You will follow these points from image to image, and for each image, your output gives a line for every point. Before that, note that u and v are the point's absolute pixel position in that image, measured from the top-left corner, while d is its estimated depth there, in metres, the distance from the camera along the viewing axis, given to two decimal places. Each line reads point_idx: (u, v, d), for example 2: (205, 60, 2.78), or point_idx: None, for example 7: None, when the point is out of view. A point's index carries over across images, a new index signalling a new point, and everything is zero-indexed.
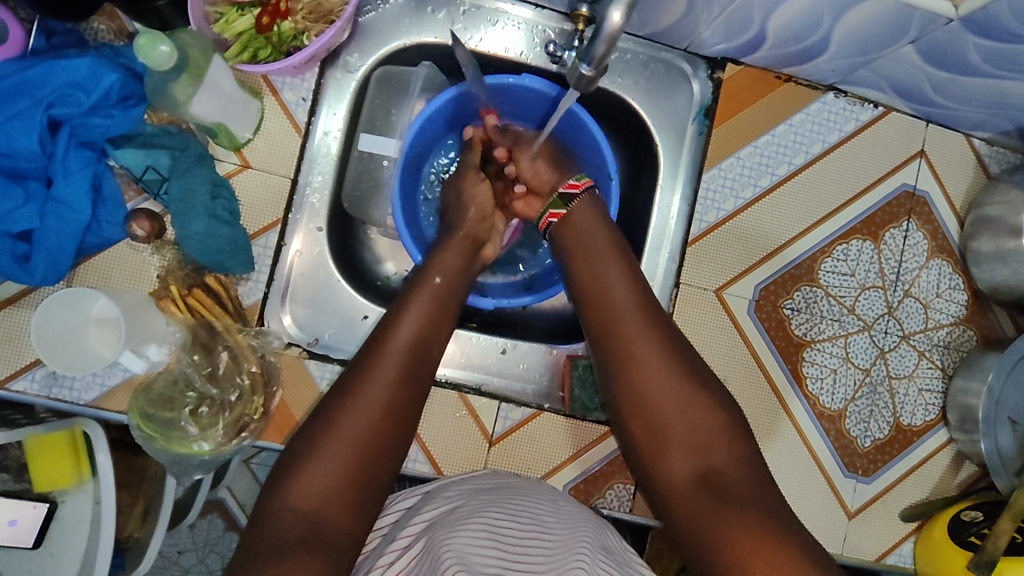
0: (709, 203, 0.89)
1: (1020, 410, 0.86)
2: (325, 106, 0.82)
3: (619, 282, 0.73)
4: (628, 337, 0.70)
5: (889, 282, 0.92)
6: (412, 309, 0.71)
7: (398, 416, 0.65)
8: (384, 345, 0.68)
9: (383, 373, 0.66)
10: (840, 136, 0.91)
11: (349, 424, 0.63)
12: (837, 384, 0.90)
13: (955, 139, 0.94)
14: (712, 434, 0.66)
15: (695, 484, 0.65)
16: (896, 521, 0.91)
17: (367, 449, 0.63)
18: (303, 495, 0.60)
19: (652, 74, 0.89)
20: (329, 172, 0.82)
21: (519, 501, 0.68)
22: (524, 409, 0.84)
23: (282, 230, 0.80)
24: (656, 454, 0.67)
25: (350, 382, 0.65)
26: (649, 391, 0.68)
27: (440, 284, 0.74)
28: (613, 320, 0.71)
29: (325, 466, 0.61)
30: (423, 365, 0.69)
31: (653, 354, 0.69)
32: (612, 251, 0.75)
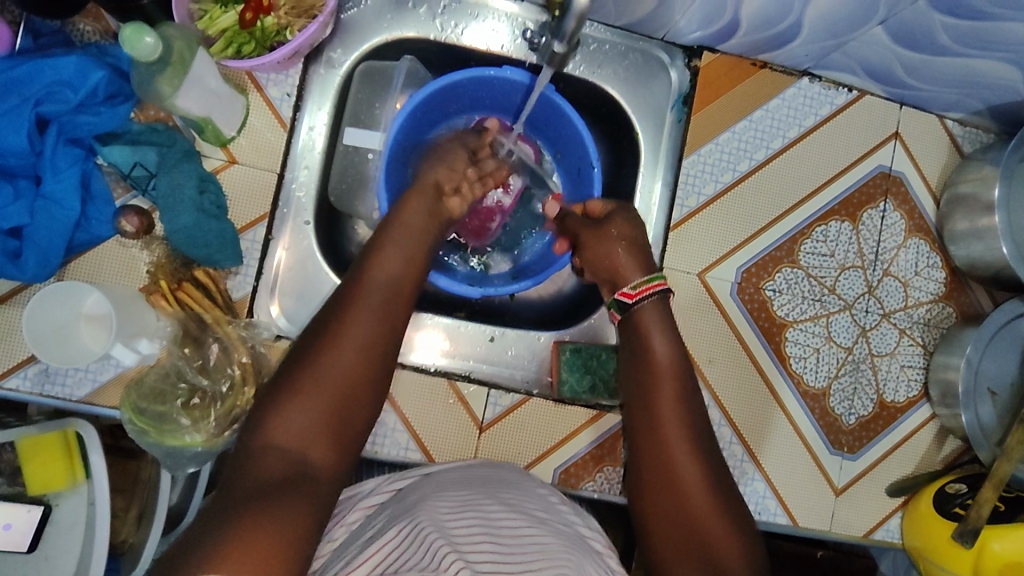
0: (690, 188, 0.90)
1: (999, 381, 0.88)
2: (310, 101, 0.83)
3: (658, 359, 0.77)
4: (661, 413, 0.74)
5: (868, 261, 0.93)
6: (384, 252, 0.73)
7: (378, 353, 0.67)
8: (361, 285, 0.70)
9: (363, 314, 0.68)
10: (815, 120, 0.93)
11: (336, 363, 0.64)
12: (821, 362, 0.92)
13: (929, 121, 0.96)
14: (723, 537, 0.68)
15: (686, 549, 0.68)
16: (883, 498, 0.93)
17: (348, 385, 0.64)
18: (284, 435, 0.61)
19: (629, 62, 0.91)
20: (314, 166, 0.84)
21: (511, 495, 0.69)
22: (513, 395, 0.85)
23: (269, 224, 0.81)
24: (668, 551, 0.69)
25: (332, 322, 0.67)
26: (667, 459, 0.72)
27: (406, 227, 0.75)
28: (649, 394, 0.75)
29: (306, 407, 0.62)
30: (397, 301, 0.71)
31: (675, 427, 0.74)
32: (674, 367, 0.76)
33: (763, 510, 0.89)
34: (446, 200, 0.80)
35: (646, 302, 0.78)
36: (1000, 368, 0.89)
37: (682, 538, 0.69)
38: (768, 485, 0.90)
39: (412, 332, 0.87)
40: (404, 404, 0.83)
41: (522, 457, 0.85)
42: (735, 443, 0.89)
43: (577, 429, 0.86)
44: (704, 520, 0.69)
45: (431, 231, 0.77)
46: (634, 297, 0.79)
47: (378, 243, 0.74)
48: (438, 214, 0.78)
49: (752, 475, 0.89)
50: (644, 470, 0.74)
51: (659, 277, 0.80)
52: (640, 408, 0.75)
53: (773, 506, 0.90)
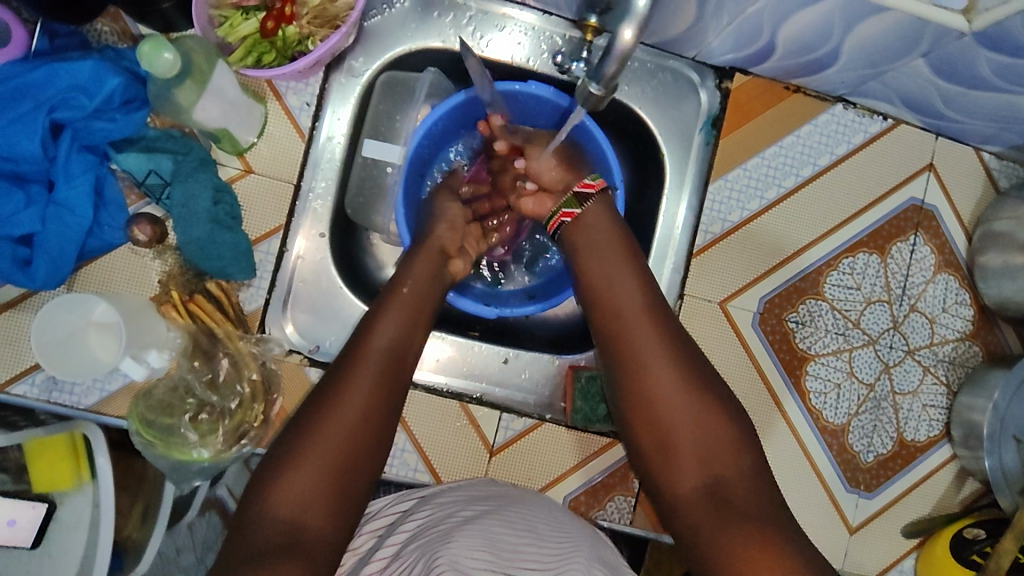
0: (715, 214, 0.88)
1: None
2: (329, 110, 0.81)
3: (636, 316, 0.73)
4: (648, 368, 0.71)
5: (895, 296, 0.91)
6: (386, 314, 0.71)
7: (379, 423, 0.66)
8: (363, 352, 0.68)
9: (362, 381, 0.66)
10: (848, 148, 0.90)
11: (335, 435, 0.63)
12: (841, 398, 0.90)
13: (964, 153, 0.93)
14: (715, 440, 0.68)
15: (702, 491, 0.66)
16: (898, 538, 0.91)
17: (347, 455, 0.63)
18: (282, 505, 0.60)
19: (659, 80, 0.88)
20: (332, 177, 0.82)
21: (513, 512, 0.67)
22: (526, 420, 0.83)
23: (284, 235, 0.79)
24: (665, 466, 0.69)
25: (330, 390, 0.66)
26: (643, 375, 0.70)
27: (409, 290, 0.73)
28: (632, 354, 0.71)
29: (301, 478, 0.61)
30: (400, 367, 0.69)
31: (665, 381, 0.70)
32: (631, 275, 0.75)
33: None
34: (450, 261, 0.79)
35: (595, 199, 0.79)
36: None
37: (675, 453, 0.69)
38: None
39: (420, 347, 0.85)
40: (413, 424, 0.81)
41: (532, 482, 0.83)
42: None
43: (584, 460, 0.84)
44: (706, 441, 0.68)
45: (435, 293, 0.75)
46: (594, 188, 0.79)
47: (381, 305, 0.72)
48: (444, 276, 0.77)
49: None
50: (643, 434, 0.70)
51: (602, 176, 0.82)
52: (622, 370, 0.72)
53: None
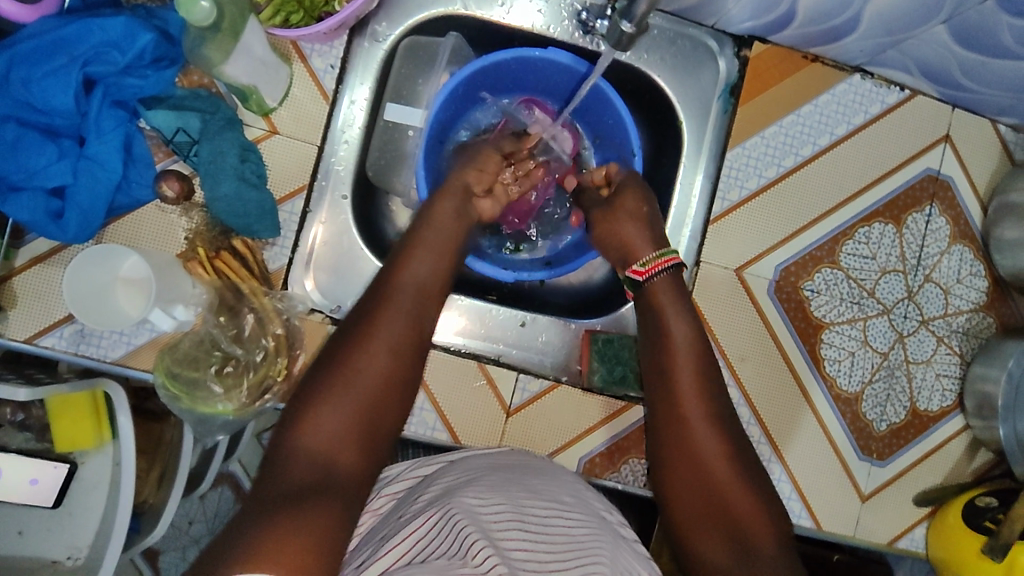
0: (732, 181, 0.88)
1: None
2: (352, 74, 0.82)
3: (687, 377, 0.75)
4: (689, 419, 0.74)
5: (910, 266, 0.92)
6: (414, 255, 0.74)
7: (405, 361, 0.68)
8: (390, 290, 0.72)
9: (390, 319, 0.69)
10: (865, 118, 0.91)
11: (368, 361, 0.67)
12: (854, 367, 0.90)
13: (980, 125, 0.94)
14: (744, 510, 0.69)
15: (726, 554, 0.67)
16: (909, 506, 0.91)
17: (381, 387, 0.66)
18: (314, 436, 0.62)
19: (678, 48, 0.89)
20: (354, 138, 0.83)
21: (537, 482, 0.68)
22: (542, 382, 0.84)
23: (307, 196, 0.80)
24: (695, 526, 0.70)
25: (356, 329, 0.69)
26: (687, 438, 0.73)
27: (436, 230, 0.76)
28: (676, 400, 0.75)
29: (333, 413, 0.63)
30: (425, 307, 0.73)
31: (703, 430, 0.73)
32: (691, 339, 0.77)
33: (788, 512, 0.88)
34: (475, 200, 0.81)
35: (659, 275, 0.79)
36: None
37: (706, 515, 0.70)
38: (794, 487, 0.89)
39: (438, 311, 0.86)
40: (431, 383, 0.83)
41: (546, 444, 0.84)
42: (764, 443, 0.88)
43: (598, 422, 0.85)
44: (735, 509, 0.69)
45: (461, 231, 0.78)
46: (645, 273, 0.79)
47: (408, 247, 0.75)
48: (467, 214, 0.79)
49: (778, 478, 0.88)
50: (674, 479, 0.73)
51: (670, 252, 0.80)
52: (666, 420, 0.75)
53: (797, 508, 0.89)
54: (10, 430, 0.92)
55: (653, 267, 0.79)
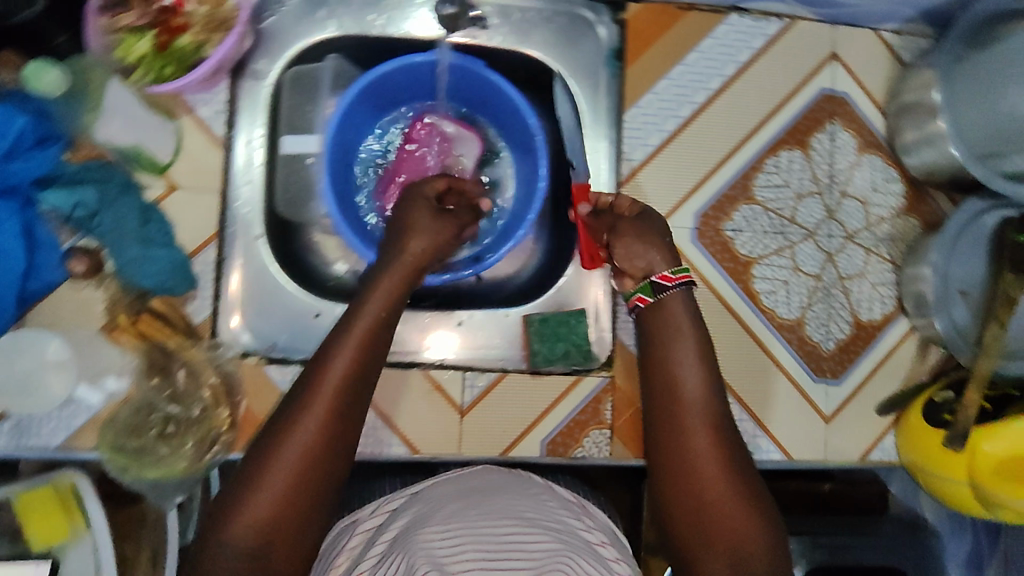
0: (635, 141, 0.90)
1: (969, 281, 0.85)
2: (242, 115, 0.82)
3: (693, 369, 0.69)
4: (689, 427, 0.67)
5: (824, 186, 0.93)
6: (350, 334, 0.63)
7: (340, 451, 0.59)
8: (323, 373, 0.61)
9: (321, 403, 0.59)
10: (751, 54, 0.92)
11: (299, 428, 0.57)
12: (791, 295, 0.92)
13: (866, 36, 0.96)
14: (746, 524, 0.62)
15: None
16: (872, 417, 0.93)
17: (310, 458, 0.57)
18: (240, 534, 0.55)
19: (554, 24, 0.90)
20: (257, 180, 0.83)
21: (499, 499, 0.65)
22: (488, 375, 0.85)
23: (219, 244, 0.81)
24: (687, 536, 0.64)
25: (281, 417, 0.60)
26: (688, 446, 0.65)
27: (386, 310, 0.67)
28: (680, 416, 0.67)
29: (256, 509, 0.55)
30: (360, 396, 0.61)
31: (704, 432, 0.66)
32: (703, 341, 0.71)
33: (756, 449, 0.89)
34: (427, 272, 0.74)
35: (679, 288, 0.74)
36: (966, 273, 0.85)
37: (704, 522, 0.63)
38: (759, 425, 0.90)
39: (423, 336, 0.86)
40: (381, 402, 0.83)
41: (506, 435, 0.84)
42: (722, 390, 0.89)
43: (554, 401, 0.86)
44: (735, 525, 0.62)
45: (406, 299, 0.70)
46: (673, 280, 0.74)
47: (346, 324, 0.64)
48: (417, 275, 0.71)
49: (741, 418, 0.89)
50: (676, 500, 0.65)
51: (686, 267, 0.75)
52: (661, 428, 0.68)
53: (765, 444, 0.90)
54: None
55: (682, 275, 0.74)
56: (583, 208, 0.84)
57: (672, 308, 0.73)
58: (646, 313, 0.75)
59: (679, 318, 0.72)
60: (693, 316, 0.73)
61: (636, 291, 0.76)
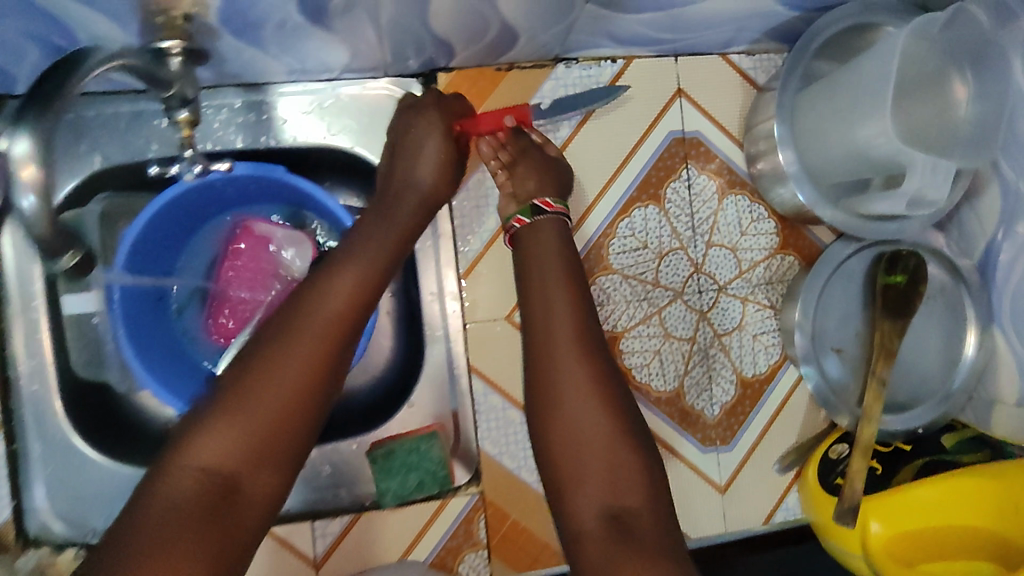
0: (467, 229, 0.81)
1: (840, 337, 0.79)
2: (10, 281, 0.73)
3: (568, 325, 0.66)
4: (563, 370, 0.64)
5: (686, 239, 0.85)
6: (346, 268, 0.63)
7: (329, 370, 0.57)
8: (313, 300, 0.60)
9: (309, 328, 0.58)
10: (584, 108, 0.83)
11: (297, 349, 0.56)
12: (665, 364, 0.84)
13: (714, 64, 0.86)
14: (630, 468, 0.61)
15: (602, 530, 0.58)
16: (773, 478, 0.87)
17: (285, 400, 0.55)
18: (209, 452, 0.52)
19: (358, 110, 0.80)
20: (42, 351, 0.74)
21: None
22: (341, 518, 0.77)
23: (7, 433, 0.72)
24: (568, 493, 0.61)
25: (272, 333, 0.58)
26: (560, 387, 0.64)
27: (381, 245, 0.67)
28: (551, 360, 0.65)
29: (236, 425, 0.53)
30: (354, 330, 0.61)
31: (580, 377, 0.64)
32: (569, 278, 0.69)
33: None
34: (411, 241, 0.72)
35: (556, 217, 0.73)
36: (841, 324, 0.79)
37: (587, 466, 0.61)
38: None
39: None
40: None
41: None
42: None
43: (419, 531, 0.78)
44: (619, 467, 0.61)
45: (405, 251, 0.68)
46: (553, 207, 0.74)
47: (331, 267, 0.63)
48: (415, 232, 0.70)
49: None
50: (558, 442, 0.63)
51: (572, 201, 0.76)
52: (534, 384, 0.66)
53: None
54: None
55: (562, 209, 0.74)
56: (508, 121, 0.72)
57: (544, 249, 0.71)
58: (523, 259, 0.71)
59: (554, 262, 0.70)
60: (567, 261, 0.70)
61: (515, 214, 0.74)
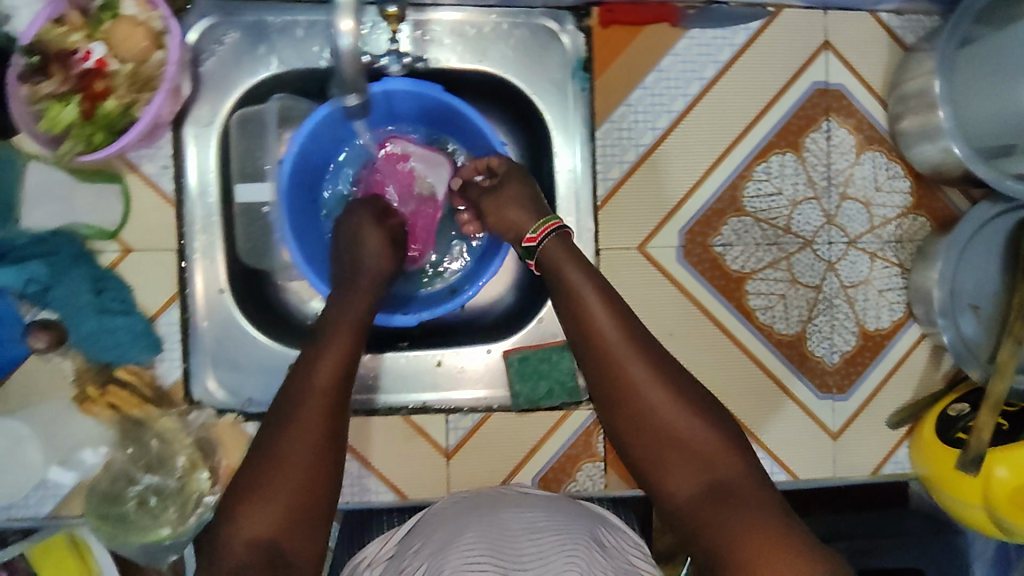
0: (610, 159, 0.83)
1: (979, 294, 0.81)
2: (190, 168, 0.78)
3: (615, 336, 0.66)
4: (632, 385, 0.64)
5: (821, 189, 0.86)
6: (332, 343, 0.65)
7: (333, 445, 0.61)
8: (305, 388, 0.62)
9: (313, 402, 0.61)
10: (732, 51, 0.84)
11: (305, 436, 0.59)
12: (789, 309, 0.86)
13: (863, 21, 0.87)
14: (718, 452, 0.63)
15: (704, 498, 0.62)
16: (883, 431, 0.89)
17: (307, 482, 0.58)
18: (252, 526, 0.57)
19: (517, 39, 0.83)
20: (213, 233, 0.79)
21: (511, 513, 0.65)
22: (473, 415, 0.83)
23: (183, 302, 0.78)
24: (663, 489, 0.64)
25: (280, 421, 0.61)
26: (637, 398, 0.64)
27: (349, 322, 0.68)
28: (612, 375, 0.65)
29: (276, 489, 0.57)
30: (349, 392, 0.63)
31: (647, 386, 0.64)
32: (601, 291, 0.68)
33: None
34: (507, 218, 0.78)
35: (550, 239, 0.73)
36: (979, 283, 0.81)
37: (678, 460, 0.63)
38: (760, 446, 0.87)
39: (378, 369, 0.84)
40: (366, 449, 0.82)
41: (495, 474, 0.83)
42: None
43: (545, 433, 0.84)
44: (708, 458, 0.63)
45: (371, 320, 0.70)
46: (538, 239, 0.73)
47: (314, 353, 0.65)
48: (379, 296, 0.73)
49: None
50: (640, 444, 0.65)
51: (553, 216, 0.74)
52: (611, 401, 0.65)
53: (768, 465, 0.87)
54: None
55: (544, 230, 0.73)
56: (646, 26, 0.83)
57: (562, 265, 0.71)
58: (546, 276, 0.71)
59: (581, 277, 0.69)
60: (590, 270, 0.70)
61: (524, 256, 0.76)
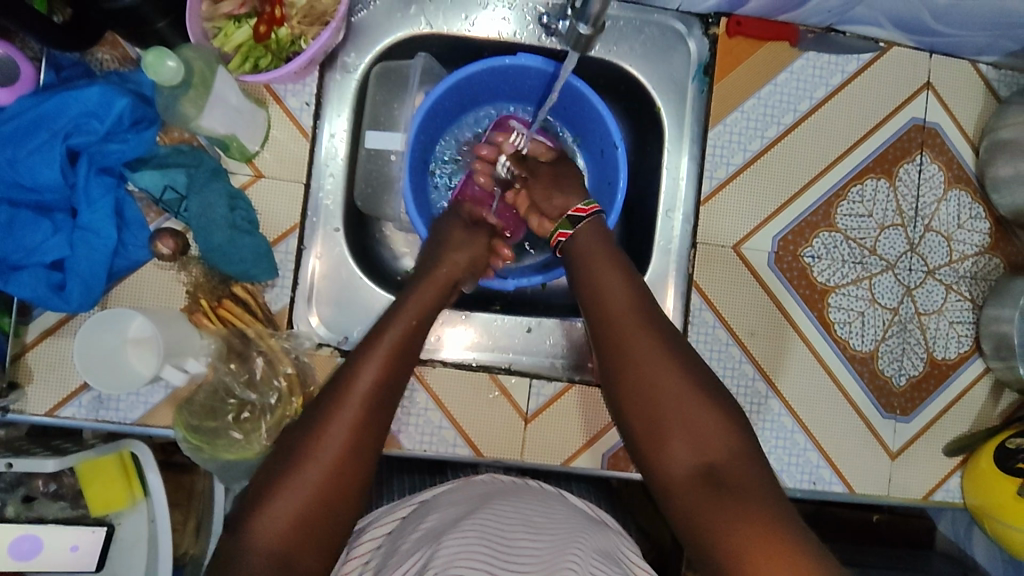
0: (718, 159, 0.88)
1: None
2: (329, 110, 0.83)
3: (618, 298, 0.71)
4: (632, 350, 0.68)
5: (908, 218, 0.91)
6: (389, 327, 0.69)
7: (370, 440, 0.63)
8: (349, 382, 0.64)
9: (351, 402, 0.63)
10: (843, 78, 0.90)
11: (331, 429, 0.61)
12: (865, 326, 0.90)
13: (963, 68, 0.93)
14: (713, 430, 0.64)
15: (694, 481, 0.62)
16: (939, 457, 0.91)
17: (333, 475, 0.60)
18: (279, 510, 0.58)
19: (647, 38, 0.89)
20: (339, 172, 0.83)
21: (506, 505, 0.62)
22: (555, 384, 0.86)
23: (300, 234, 0.81)
24: (653, 457, 0.65)
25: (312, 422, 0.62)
26: (630, 357, 0.68)
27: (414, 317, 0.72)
28: (615, 336, 0.69)
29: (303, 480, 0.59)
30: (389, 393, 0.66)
31: (649, 357, 0.67)
32: (612, 259, 0.74)
33: (817, 480, 0.88)
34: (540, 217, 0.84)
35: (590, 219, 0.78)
36: None
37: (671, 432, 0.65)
38: (821, 454, 0.88)
39: (438, 328, 0.88)
40: (448, 402, 0.84)
41: (568, 446, 0.85)
42: (794, 425, 0.88)
43: None
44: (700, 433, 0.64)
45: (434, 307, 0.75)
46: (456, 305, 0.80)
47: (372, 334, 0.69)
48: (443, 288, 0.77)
49: (803, 447, 0.88)
50: (634, 412, 0.67)
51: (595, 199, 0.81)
52: (611, 360, 0.69)
53: (827, 475, 0.88)
54: (44, 500, 0.84)
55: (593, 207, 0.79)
56: (770, 42, 0.89)
57: (592, 242, 0.76)
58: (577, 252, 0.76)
59: (599, 247, 0.75)
60: (616, 253, 0.75)
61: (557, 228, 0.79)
